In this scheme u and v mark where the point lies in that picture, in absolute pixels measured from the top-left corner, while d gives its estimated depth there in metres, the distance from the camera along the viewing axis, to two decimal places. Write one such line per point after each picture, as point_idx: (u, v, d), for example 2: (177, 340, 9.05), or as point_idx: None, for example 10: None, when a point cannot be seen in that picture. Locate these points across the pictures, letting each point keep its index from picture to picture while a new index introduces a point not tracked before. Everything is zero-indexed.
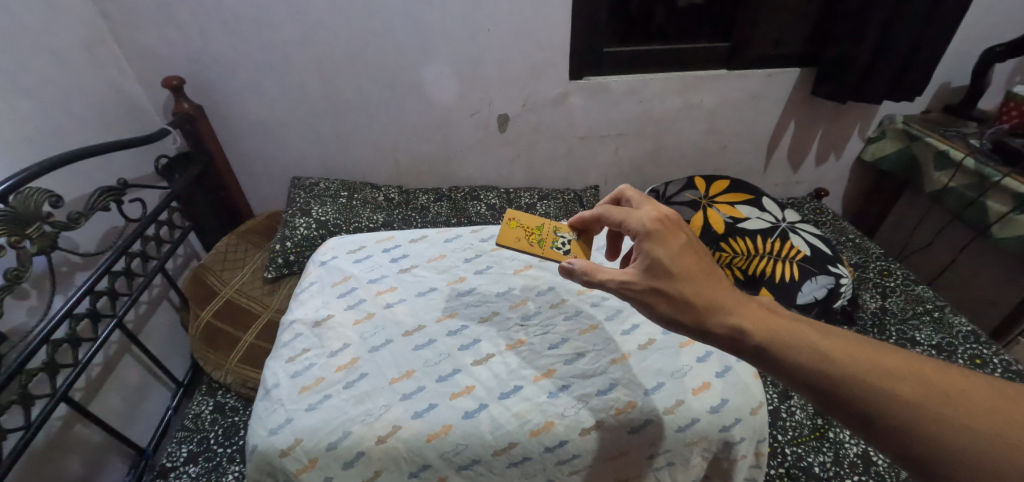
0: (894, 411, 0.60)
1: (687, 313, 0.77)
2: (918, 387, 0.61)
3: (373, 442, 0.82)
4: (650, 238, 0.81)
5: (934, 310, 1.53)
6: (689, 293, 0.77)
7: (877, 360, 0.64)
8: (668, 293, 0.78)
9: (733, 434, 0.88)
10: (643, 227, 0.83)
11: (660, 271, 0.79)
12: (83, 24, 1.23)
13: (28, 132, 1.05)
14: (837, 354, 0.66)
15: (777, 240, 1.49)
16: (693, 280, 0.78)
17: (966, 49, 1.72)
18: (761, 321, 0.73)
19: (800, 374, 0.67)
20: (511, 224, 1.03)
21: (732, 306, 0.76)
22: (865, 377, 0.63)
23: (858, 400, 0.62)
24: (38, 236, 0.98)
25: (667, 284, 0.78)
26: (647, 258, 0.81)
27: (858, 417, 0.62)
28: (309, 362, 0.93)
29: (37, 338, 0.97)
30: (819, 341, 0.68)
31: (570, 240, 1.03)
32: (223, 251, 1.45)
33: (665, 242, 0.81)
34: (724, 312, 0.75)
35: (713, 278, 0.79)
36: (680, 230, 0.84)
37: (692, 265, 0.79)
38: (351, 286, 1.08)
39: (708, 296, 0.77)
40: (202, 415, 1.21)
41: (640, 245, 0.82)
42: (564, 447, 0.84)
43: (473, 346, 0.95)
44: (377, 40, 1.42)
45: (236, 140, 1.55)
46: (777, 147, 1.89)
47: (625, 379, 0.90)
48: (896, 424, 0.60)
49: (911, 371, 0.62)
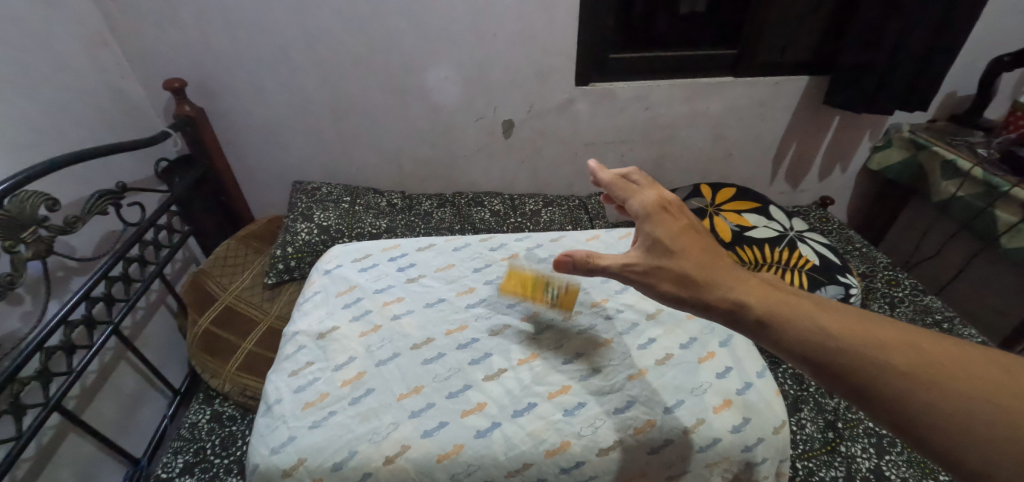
0: (889, 382, 0.55)
1: (685, 291, 0.73)
2: (917, 358, 0.56)
3: (381, 462, 0.79)
4: (649, 220, 0.80)
5: (944, 321, 1.50)
6: (686, 268, 0.74)
7: (875, 332, 0.59)
8: (667, 270, 0.76)
9: (756, 454, 0.85)
10: (642, 211, 0.83)
11: (661, 250, 0.77)
12: (85, 26, 1.21)
13: (26, 135, 1.02)
14: (836, 326, 0.61)
15: (784, 249, 1.47)
16: (693, 258, 0.75)
17: (974, 57, 1.70)
18: (757, 295, 0.68)
19: (797, 346, 0.62)
20: (510, 277, 1.10)
21: (731, 282, 0.71)
22: (862, 348, 0.58)
23: (853, 373, 0.57)
24: (32, 241, 0.95)
25: (667, 261, 0.76)
26: (647, 239, 0.79)
27: (853, 389, 0.57)
28: (312, 377, 0.90)
29: (31, 345, 0.94)
30: (814, 313, 0.63)
31: (562, 289, 1.05)
32: (222, 256, 1.42)
33: (664, 223, 0.80)
34: (720, 287, 0.71)
35: (712, 256, 0.76)
36: (681, 213, 0.83)
37: (692, 245, 0.77)
38: (356, 297, 1.05)
39: (705, 271, 0.73)
40: (199, 424, 1.18)
41: (639, 227, 0.81)
42: (581, 468, 0.81)
43: (484, 361, 0.93)
44: (382, 44, 1.40)
45: (237, 144, 1.53)
46: (781, 163, 1.89)
47: (644, 397, 0.87)
48: (891, 396, 0.55)
49: (910, 343, 0.57)
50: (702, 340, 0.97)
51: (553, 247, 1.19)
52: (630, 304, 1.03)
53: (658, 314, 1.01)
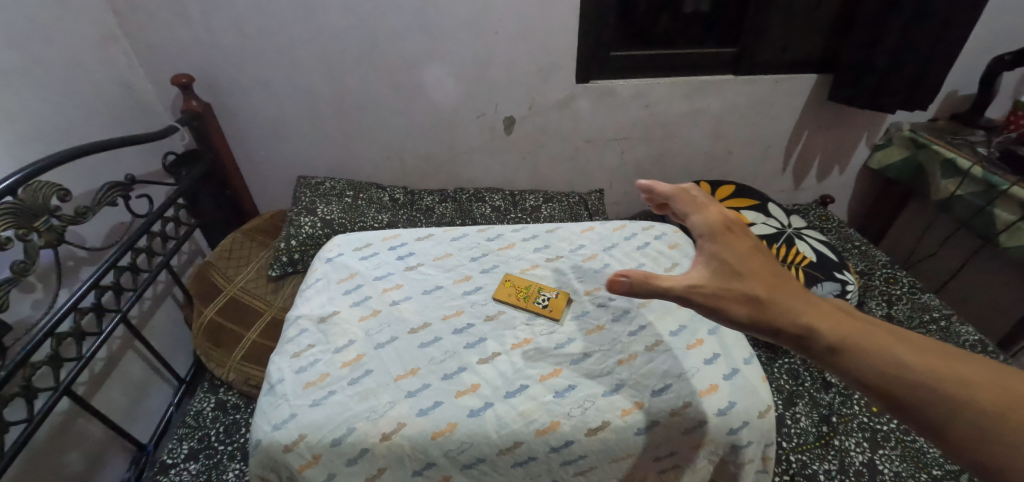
0: (981, 426, 0.50)
1: (753, 314, 0.66)
2: (1008, 400, 0.51)
3: (377, 439, 0.82)
4: (713, 239, 0.73)
5: (941, 319, 1.51)
6: (750, 288, 0.67)
7: (961, 368, 0.54)
8: (734, 291, 0.68)
9: (741, 437, 0.87)
10: (706, 228, 0.76)
11: (725, 270, 0.70)
12: (95, 22, 1.24)
13: (37, 127, 1.05)
14: (919, 360, 0.55)
15: (783, 246, 1.48)
16: (761, 278, 0.68)
17: (976, 57, 1.70)
18: (829, 318, 0.61)
19: (879, 380, 0.56)
20: (504, 283, 1.08)
21: (800, 304, 0.64)
22: (948, 384, 0.53)
23: (940, 413, 0.52)
24: (45, 230, 0.98)
25: (733, 282, 0.69)
26: (711, 258, 0.72)
27: (941, 432, 0.52)
28: (313, 358, 0.93)
29: (42, 332, 0.97)
30: (893, 343, 0.57)
31: (552, 297, 1.05)
32: (228, 249, 1.44)
33: (728, 242, 0.73)
34: (790, 310, 0.64)
35: (780, 277, 0.69)
36: (744, 232, 0.75)
37: (759, 266, 0.70)
38: (356, 283, 1.08)
39: (772, 292, 0.66)
40: (204, 412, 1.20)
41: (701, 246, 0.74)
42: (570, 447, 0.84)
43: (478, 345, 0.96)
44: (385, 41, 1.43)
45: (243, 139, 1.56)
46: (787, 162, 1.91)
47: (632, 381, 0.90)
48: (983, 441, 0.50)
49: (1001, 383, 0.52)
50: (691, 328, 0.99)
51: (548, 238, 1.22)
52: (621, 293, 1.06)
53: (649, 303, 1.04)
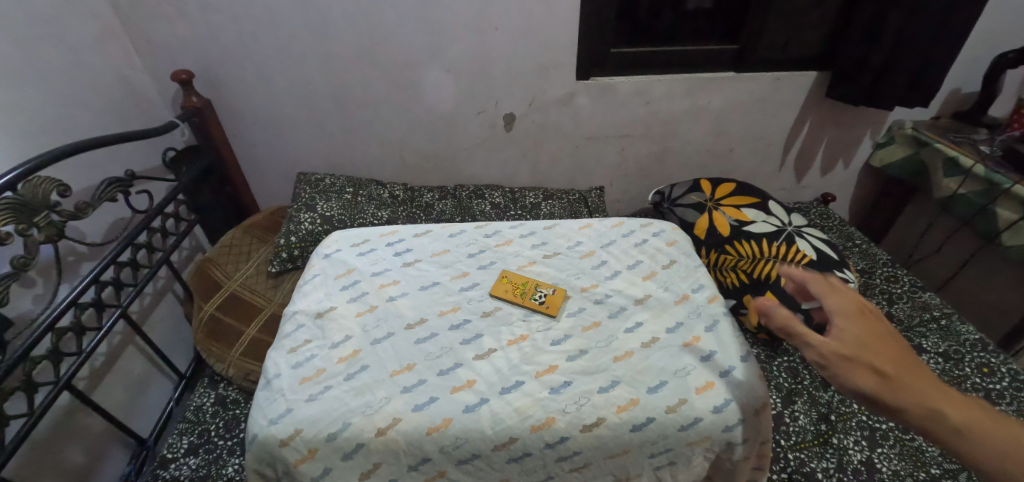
0: None
1: (897, 399, 0.67)
2: None
3: (373, 434, 0.82)
4: (848, 319, 0.74)
5: (942, 318, 1.50)
6: (880, 364, 0.70)
7: None
8: (878, 374, 0.69)
9: (736, 434, 0.87)
10: (841, 308, 0.76)
11: (867, 354, 0.71)
12: (95, 17, 1.24)
13: (36, 122, 1.05)
14: None
15: (782, 244, 1.44)
16: (895, 362, 0.71)
17: (979, 54, 1.69)
18: (967, 412, 0.65)
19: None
20: (501, 279, 1.08)
21: (939, 394, 0.67)
22: None
23: None
24: (45, 225, 0.98)
25: (878, 365, 0.70)
26: (846, 338, 0.73)
27: None
28: (310, 354, 0.93)
29: (42, 326, 0.97)
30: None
31: (549, 294, 1.05)
32: (228, 245, 1.45)
33: (861, 324, 0.75)
34: (934, 400, 0.67)
35: (915, 366, 0.71)
36: (874, 318, 0.76)
37: (892, 354, 0.72)
38: (353, 279, 1.08)
39: (902, 371, 0.69)
40: (204, 407, 1.21)
41: (835, 323, 0.75)
42: (565, 443, 0.84)
43: (475, 341, 0.96)
44: (385, 37, 1.42)
45: (243, 135, 1.56)
46: (786, 159, 1.90)
47: (628, 377, 0.90)
48: None
49: None
50: (688, 325, 0.99)
51: (546, 235, 1.22)
52: (618, 290, 1.07)
53: (646, 300, 1.05)
